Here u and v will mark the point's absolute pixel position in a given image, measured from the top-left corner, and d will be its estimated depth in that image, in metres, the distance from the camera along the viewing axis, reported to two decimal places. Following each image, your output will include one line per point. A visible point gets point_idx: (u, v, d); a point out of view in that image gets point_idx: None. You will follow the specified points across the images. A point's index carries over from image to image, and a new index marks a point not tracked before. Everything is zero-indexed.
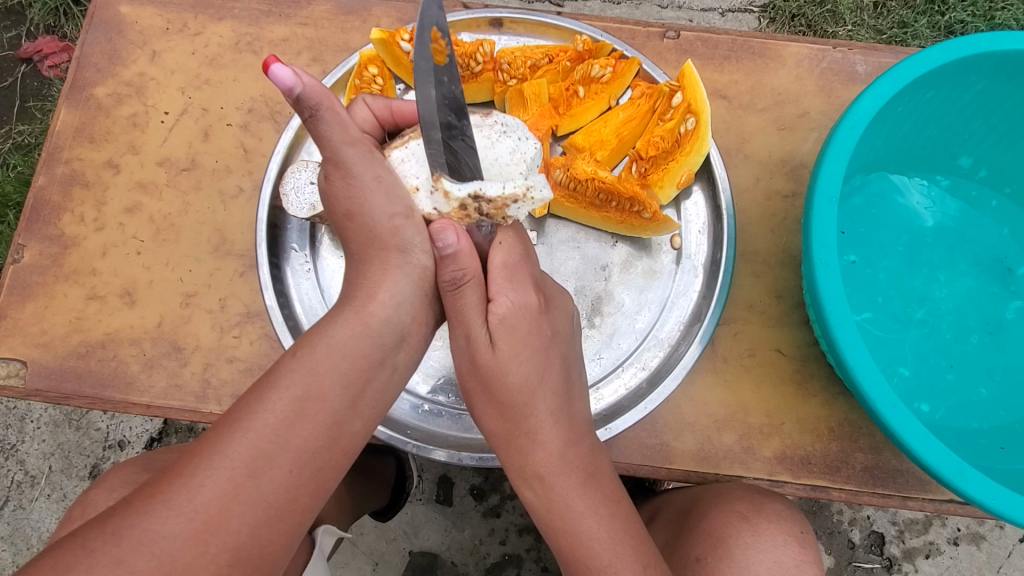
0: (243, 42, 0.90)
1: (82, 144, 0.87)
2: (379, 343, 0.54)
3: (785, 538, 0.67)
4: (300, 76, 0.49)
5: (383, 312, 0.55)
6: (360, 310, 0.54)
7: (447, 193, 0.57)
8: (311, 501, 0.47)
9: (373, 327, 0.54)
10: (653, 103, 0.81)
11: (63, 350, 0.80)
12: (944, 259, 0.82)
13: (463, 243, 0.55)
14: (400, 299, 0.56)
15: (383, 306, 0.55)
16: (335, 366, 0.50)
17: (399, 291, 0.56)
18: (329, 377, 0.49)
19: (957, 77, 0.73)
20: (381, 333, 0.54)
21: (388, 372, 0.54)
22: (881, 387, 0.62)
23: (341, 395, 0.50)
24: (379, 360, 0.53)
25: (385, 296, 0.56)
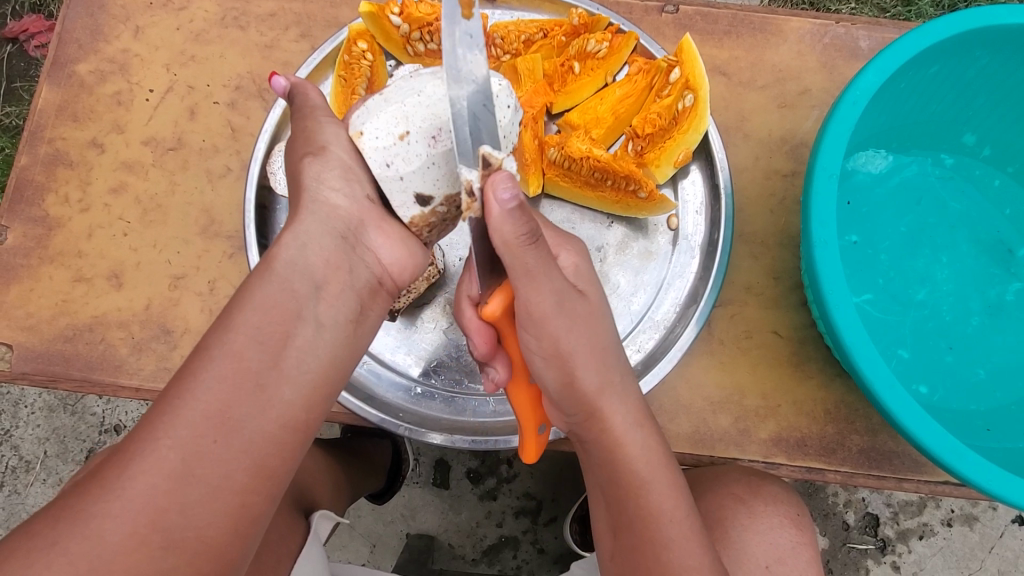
0: (230, 17, 0.87)
1: (65, 123, 0.85)
2: (290, 290, 0.49)
3: (781, 520, 0.67)
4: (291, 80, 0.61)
5: (288, 255, 0.51)
6: (266, 258, 0.51)
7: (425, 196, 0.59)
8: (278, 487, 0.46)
9: (278, 270, 0.50)
10: (651, 79, 0.79)
11: (50, 333, 0.79)
12: (945, 240, 0.81)
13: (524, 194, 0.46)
14: (306, 238, 0.52)
15: (314, 260, 0.51)
16: (247, 322, 0.47)
17: (323, 244, 0.52)
18: (243, 333, 0.46)
19: (962, 52, 0.71)
20: (293, 280, 0.50)
21: (310, 325, 0.49)
22: (880, 368, 0.61)
23: (257, 352, 0.46)
24: (295, 312, 0.48)
25: (289, 238, 0.52)
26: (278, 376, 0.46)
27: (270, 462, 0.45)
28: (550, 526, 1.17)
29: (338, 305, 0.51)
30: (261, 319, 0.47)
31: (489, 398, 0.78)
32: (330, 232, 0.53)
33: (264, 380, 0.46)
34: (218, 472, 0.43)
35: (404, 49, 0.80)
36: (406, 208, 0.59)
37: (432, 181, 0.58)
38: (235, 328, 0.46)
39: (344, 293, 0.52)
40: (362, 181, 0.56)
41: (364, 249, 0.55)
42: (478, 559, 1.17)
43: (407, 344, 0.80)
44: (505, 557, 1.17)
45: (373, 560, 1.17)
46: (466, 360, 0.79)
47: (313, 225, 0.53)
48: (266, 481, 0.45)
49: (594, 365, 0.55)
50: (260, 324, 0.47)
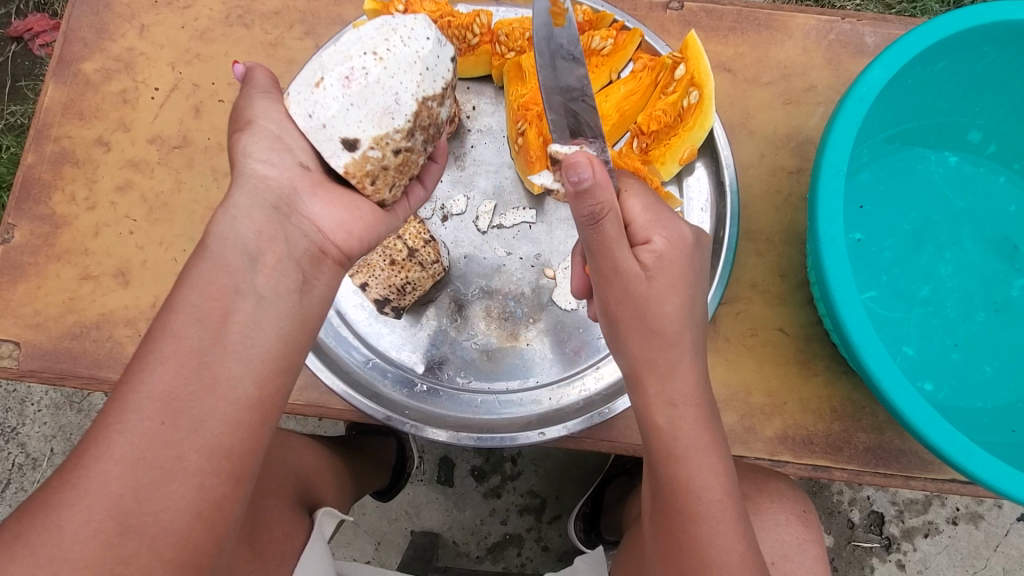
0: (234, 15, 0.87)
1: (71, 121, 0.85)
2: (222, 264, 0.49)
3: (787, 517, 0.67)
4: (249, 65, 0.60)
5: (220, 229, 0.51)
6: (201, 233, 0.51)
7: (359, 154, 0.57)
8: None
9: (209, 244, 0.50)
10: (656, 76, 0.79)
11: (58, 331, 0.79)
12: (951, 237, 0.80)
13: (598, 175, 0.49)
14: (237, 212, 0.51)
15: (246, 234, 0.51)
16: (189, 303, 0.47)
17: (254, 216, 0.51)
18: (183, 314, 0.46)
19: (970, 47, 0.71)
20: (224, 255, 0.49)
21: (248, 300, 0.49)
22: (887, 365, 0.61)
23: (195, 330, 0.46)
24: (232, 288, 0.48)
25: (221, 214, 0.51)
26: (220, 352, 0.46)
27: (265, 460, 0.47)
28: (554, 523, 1.17)
29: (278, 277, 0.51)
30: (198, 297, 0.47)
31: (493, 396, 0.78)
32: (262, 204, 0.52)
33: (207, 357, 0.46)
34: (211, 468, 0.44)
35: None
36: (338, 158, 0.57)
37: (360, 122, 0.56)
38: (175, 307, 0.47)
39: (280, 263, 0.51)
40: (292, 151, 0.56)
41: (299, 216, 0.54)
42: (482, 556, 1.17)
43: (411, 341, 0.80)
44: (509, 554, 1.17)
45: (378, 557, 1.17)
46: (470, 356, 0.79)
47: (244, 199, 0.52)
48: (249, 466, 0.46)
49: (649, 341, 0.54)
50: (198, 303, 0.47)
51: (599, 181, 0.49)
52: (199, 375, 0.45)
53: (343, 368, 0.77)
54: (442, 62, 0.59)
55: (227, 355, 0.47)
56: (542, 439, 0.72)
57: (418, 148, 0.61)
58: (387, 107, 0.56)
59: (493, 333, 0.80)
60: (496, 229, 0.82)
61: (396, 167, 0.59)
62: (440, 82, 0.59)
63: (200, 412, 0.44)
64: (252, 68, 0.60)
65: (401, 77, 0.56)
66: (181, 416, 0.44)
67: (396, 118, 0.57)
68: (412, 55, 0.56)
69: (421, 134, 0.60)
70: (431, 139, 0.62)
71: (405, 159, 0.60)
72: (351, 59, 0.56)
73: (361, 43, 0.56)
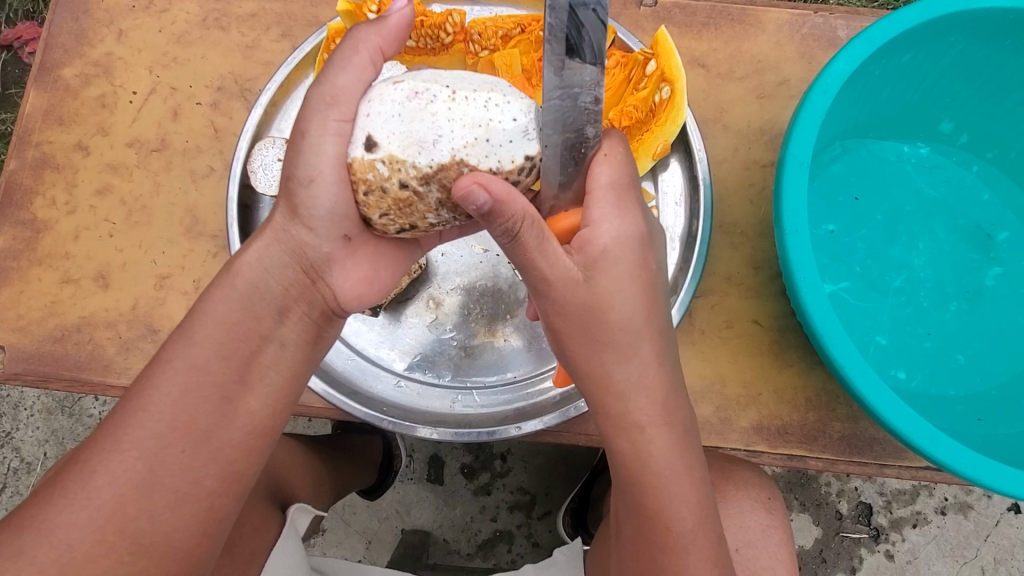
0: (211, 18, 0.88)
1: (51, 126, 0.86)
2: (252, 310, 0.54)
3: (753, 504, 0.68)
4: (399, 15, 0.58)
5: (252, 276, 0.55)
6: (230, 271, 0.55)
7: (387, 220, 0.57)
8: (220, 484, 0.50)
9: (241, 289, 0.54)
10: (628, 72, 0.80)
11: (40, 333, 0.80)
12: (924, 227, 0.81)
13: (499, 194, 0.47)
14: (270, 265, 0.55)
15: (276, 287, 0.55)
16: (210, 335, 0.51)
17: (283, 272, 0.56)
18: (207, 347, 0.51)
19: (935, 38, 0.71)
20: (254, 302, 0.54)
21: (276, 347, 0.55)
22: (851, 353, 0.62)
23: (221, 368, 0.51)
24: (259, 335, 0.54)
25: (254, 258, 0.55)
26: (242, 390, 0.52)
27: (208, 462, 0.49)
28: (544, 519, 1.18)
29: (302, 329, 0.57)
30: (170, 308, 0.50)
31: (472, 391, 0.79)
32: (292, 263, 0.56)
33: None
34: (160, 475, 0.47)
35: None
36: (361, 154, 0.54)
37: (397, 142, 0.54)
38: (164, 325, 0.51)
39: (304, 318, 0.57)
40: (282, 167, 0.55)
41: (323, 284, 0.58)
42: (472, 553, 1.18)
43: (391, 339, 0.81)
44: (500, 551, 1.18)
45: (369, 556, 1.18)
46: (449, 353, 0.80)
47: (265, 242, 0.56)
48: None
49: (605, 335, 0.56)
50: (225, 340, 0.52)
51: (500, 199, 0.47)
52: (221, 409, 0.50)
53: (322, 366, 0.77)
54: (512, 145, 0.54)
55: (248, 392, 0.52)
56: (519, 433, 0.73)
57: (430, 201, 0.56)
58: (422, 140, 0.54)
59: (472, 329, 0.80)
60: None
61: (396, 197, 0.55)
62: (496, 162, 0.54)
63: None
64: (393, 21, 0.57)
65: (460, 127, 0.54)
66: (195, 445, 0.49)
67: (425, 162, 0.54)
68: (483, 119, 0.54)
69: (440, 190, 0.55)
70: (453, 210, 0.57)
71: (410, 199, 0.56)
72: (433, 91, 0.55)
73: (456, 82, 0.56)
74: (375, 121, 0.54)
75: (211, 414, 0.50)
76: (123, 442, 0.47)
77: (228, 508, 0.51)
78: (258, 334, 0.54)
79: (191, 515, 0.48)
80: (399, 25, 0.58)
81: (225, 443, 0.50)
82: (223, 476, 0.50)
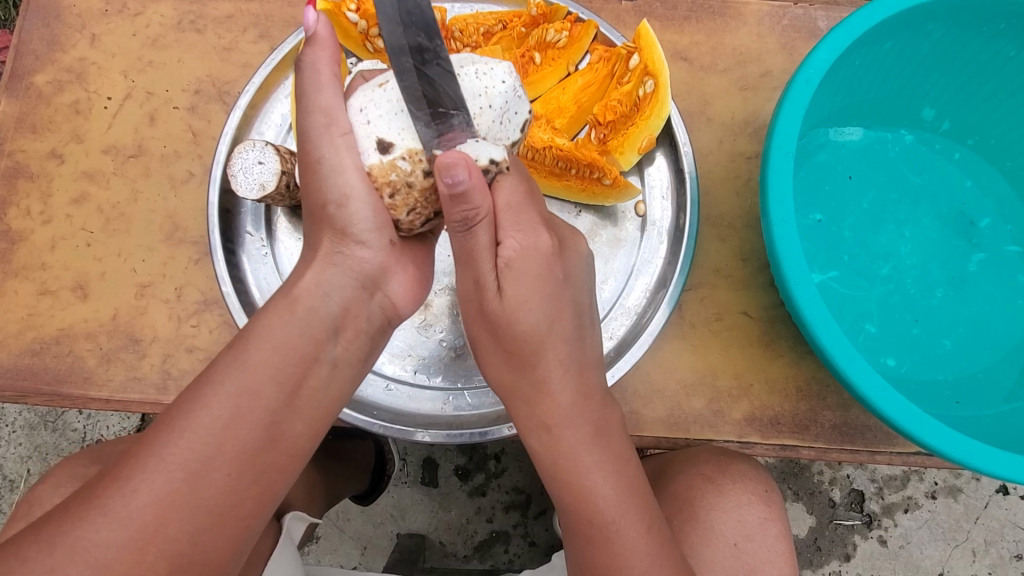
0: (186, 21, 0.86)
1: (24, 135, 0.84)
2: (310, 335, 0.53)
3: (749, 497, 0.68)
4: (321, 24, 0.55)
5: (311, 302, 0.54)
6: (288, 295, 0.54)
7: (413, 214, 0.57)
8: (257, 506, 0.49)
9: (300, 314, 0.53)
10: (611, 67, 0.79)
11: (18, 348, 0.78)
12: (909, 215, 0.82)
13: (475, 179, 0.48)
14: (329, 288, 0.55)
15: (336, 308, 0.55)
16: (266, 360, 0.50)
17: (344, 292, 0.55)
18: (262, 372, 0.50)
19: (915, 26, 0.72)
20: (311, 325, 0.53)
21: (326, 367, 0.54)
22: (842, 342, 0.62)
23: (274, 392, 0.50)
24: (313, 357, 0.53)
25: (311, 282, 0.54)
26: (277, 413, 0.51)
27: None
28: (540, 518, 1.18)
29: (355, 347, 0.56)
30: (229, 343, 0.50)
31: (464, 392, 0.78)
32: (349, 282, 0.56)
33: None
34: (198, 495, 0.46)
35: (363, 45, 0.79)
36: (374, 155, 0.54)
37: (408, 133, 0.54)
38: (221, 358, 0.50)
39: (357, 337, 0.56)
40: None
41: (381, 294, 0.58)
42: (469, 554, 1.17)
43: None
44: (496, 551, 1.17)
45: (364, 561, 1.17)
46: (440, 355, 0.79)
47: (320, 266, 0.55)
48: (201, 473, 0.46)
49: None
50: (279, 364, 0.51)
51: (475, 182, 0.48)
52: (269, 433, 0.49)
53: None
54: None
55: (296, 415, 0.51)
56: (512, 433, 0.72)
57: None
58: (433, 122, 0.54)
59: (461, 329, 0.80)
60: None
61: (423, 189, 0.55)
62: None
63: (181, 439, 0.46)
64: (321, 33, 0.55)
65: (462, 102, 0.54)
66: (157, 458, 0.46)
67: (442, 143, 0.54)
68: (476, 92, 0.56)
69: None
70: None
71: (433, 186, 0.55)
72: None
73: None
74: (378, 125, 0.54)
75: (243, 430, 0.48)
76: (167, 461, 0.45)
77: (255, 526, 0.50)
78: (312, 358, 0.53)
79: (229, 537, 0.47)
80: (328, 32, 0.55)
81: (268, 465, 0.49)
82: (262, 497, 0.49)
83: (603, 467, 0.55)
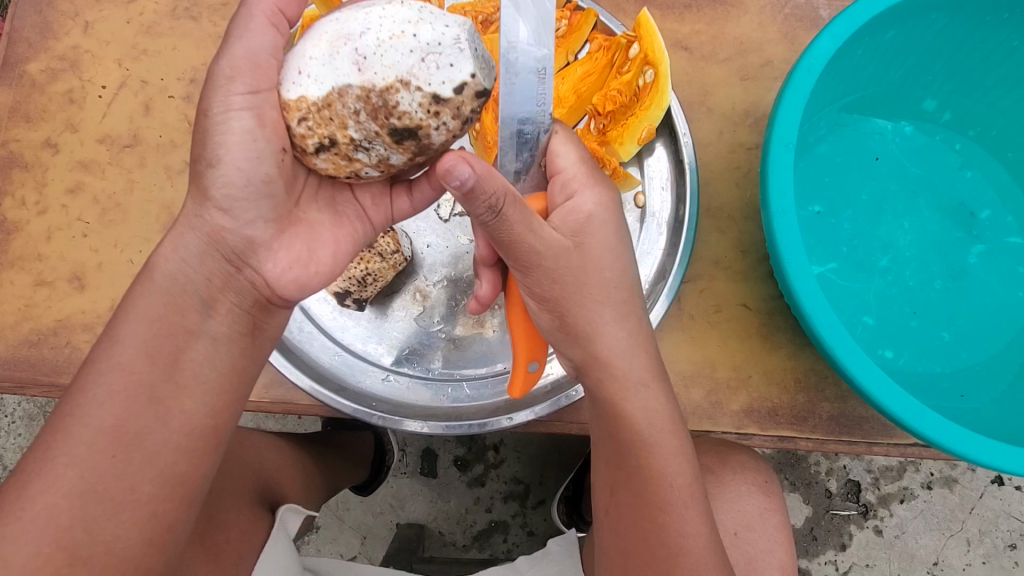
0: (180, 8, 0.85)
1: (19, 124, 0.83)
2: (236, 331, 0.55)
3: (749, 487, 0.71)
4: None
5: (169, 268, 0.52)
6: (148, 268, 0.53)
7: (325, 159, 0.54)
8: None
9: (161, 283, 0.52)
10: (611, 55, 0.78)
11: (15, 339, 0.78)
12: (908, 206, 0.81)
13: (480, 170, 0.45)
14: (187, 254, 0.52)
15: (225, 296, 0.54)
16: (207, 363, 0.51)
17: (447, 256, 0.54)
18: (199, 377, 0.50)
19: (918, 15, 0.71)
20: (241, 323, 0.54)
21: None
22: (840, 335, 0.62)
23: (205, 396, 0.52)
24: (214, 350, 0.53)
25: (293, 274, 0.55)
26: None
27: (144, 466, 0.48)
28: (538, 508, 1.18)
29: (233, 322, 0.54)
30: (147, 331, 0.50)
31: (462, 383, 0.78)
32: (246, 262, 0.53)
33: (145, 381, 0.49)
34: None
35: None
36: (291, 86, 0.51)
37: (321, 61, 0.50)
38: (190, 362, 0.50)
39: (234, 309, 0.54)
40: None
41: (252, 272, 0.54)
42: (468, 544, 1.18)
43: (377, 333, 0.79)
44: (495, 541, 1.18)
45: (364, 551, 1.18)
46: (438, 346, 0.79)
47: (179, 231, 0.53)
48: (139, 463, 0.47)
49: (600, 320, 0.57)
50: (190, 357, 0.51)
51: (482, 172, 0.45)
52: (151, 410, 0.49)
53: (308, 364, 0.76)
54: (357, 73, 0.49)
55: (182, 392, 0.50)
56: (512, 424, 0.72)
57: (354, 114, 0.51)
58: (350, 34, 0.50)
59: (460, 320, 0.80)
60: (458, 216, 0.82)
61: (339, 136, 0.52)
62: (370, 76, 0.49)
63: (150, 441, 0.49)
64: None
65: (386, 20, 0.50)
66: (127, 449, 0.48)
67: (358, 80, 0.49)
68: (411, 20, 0.49)
69: (373, 120, 0.51)
70: (376, 118, 0.51)
71: (333, 108, 0.51)
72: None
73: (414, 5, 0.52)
74: (309, 43, 0.51)
75: (141, 415, 0.49)
76: None
77: None
78: (185, 330, 0.52)
79: None
80: None
81: None
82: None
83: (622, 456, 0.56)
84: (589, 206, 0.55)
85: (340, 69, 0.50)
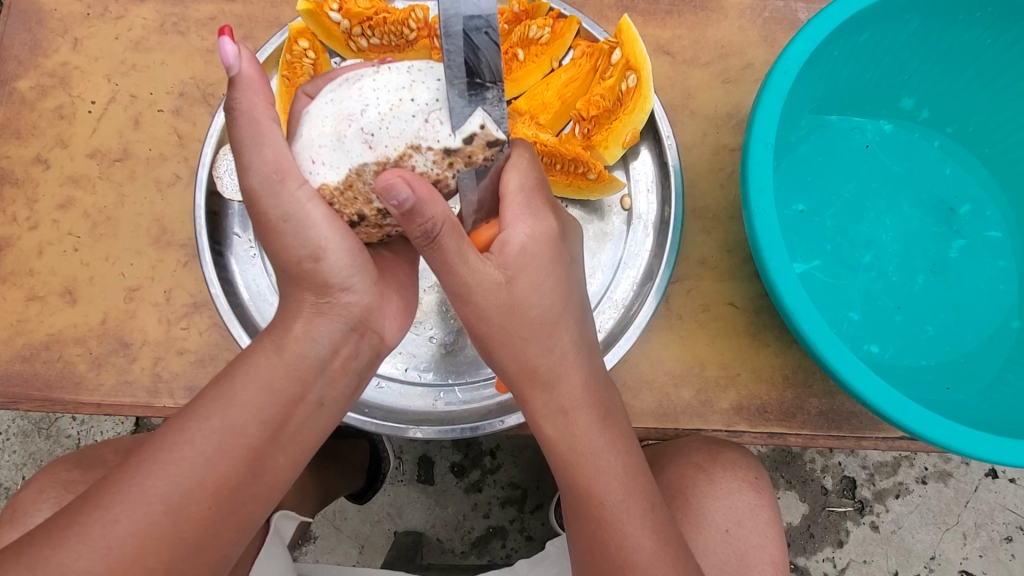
0: (169, 23, 0.86)
1: (9, 141, 0.83)
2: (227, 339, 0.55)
3: (740, 485, 0.71)
4: (242, 60, 0.50)
5: None
6: None
7: (366, 230, 0.58)
8: (260, 501, 0.51)
9: None
10: (594, 62, 0.80)
11: (7, 354, 0.78)
12: (889, 203, 0.83)
13: (421, 193, 0.47)
14: None
15: None
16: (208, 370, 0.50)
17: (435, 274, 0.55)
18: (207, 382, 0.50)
19: (891, 17, 0.72)
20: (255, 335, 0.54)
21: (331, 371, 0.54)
22: (823, 330, 0.63)
23: None
24: None
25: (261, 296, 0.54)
26: (274, 448, 0.51)
27: None
28: (536, 513, 1.18)
29: None
30: None
31: (455, 387, 0.79)
32: None
33: None
34: (187, 497, 0.47)
35: (346, 45, 0.79)
36: (313, 174, 0.54)
37: (332, 148, 0.53)
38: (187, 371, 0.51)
39: None
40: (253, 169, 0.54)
41: None
42: (467, 550, 1.18)
43: None
44: (494, 547, 1.18)
45: (363, 560, 1.18)
46: (430, 351, 0.80)
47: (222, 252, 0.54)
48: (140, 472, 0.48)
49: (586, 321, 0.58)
50: None
51: (422, 197, 0.46)
52: None
53: None
54: (372, 151, 0.53)
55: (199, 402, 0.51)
56: (504, 427, 0.73)
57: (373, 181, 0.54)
58: (350, 114, 0.53)
59: (451, 325, 0.80)
60: None
61: (371, 208, 0.55)
62: (383, 149, 0.53)
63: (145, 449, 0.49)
64: (245, 72, 0.50)
65: (380, 93, 0.53)
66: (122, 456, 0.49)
67: (372, 157, 0.53)
68: (405, 84, 0.53)
69: None
70: None
71: (354, 182, 0.54)
72: (356, 75, 0.55)
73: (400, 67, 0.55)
74: (314, 130, 0.54)
75: None
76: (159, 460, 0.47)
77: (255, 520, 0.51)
78: None
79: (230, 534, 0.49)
80: (251, 67, 0.51)
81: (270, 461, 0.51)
82: None
83: (612, 453, 0.56)
84: (521, 237, 0.55)
85: (355, 148, 0.53)
